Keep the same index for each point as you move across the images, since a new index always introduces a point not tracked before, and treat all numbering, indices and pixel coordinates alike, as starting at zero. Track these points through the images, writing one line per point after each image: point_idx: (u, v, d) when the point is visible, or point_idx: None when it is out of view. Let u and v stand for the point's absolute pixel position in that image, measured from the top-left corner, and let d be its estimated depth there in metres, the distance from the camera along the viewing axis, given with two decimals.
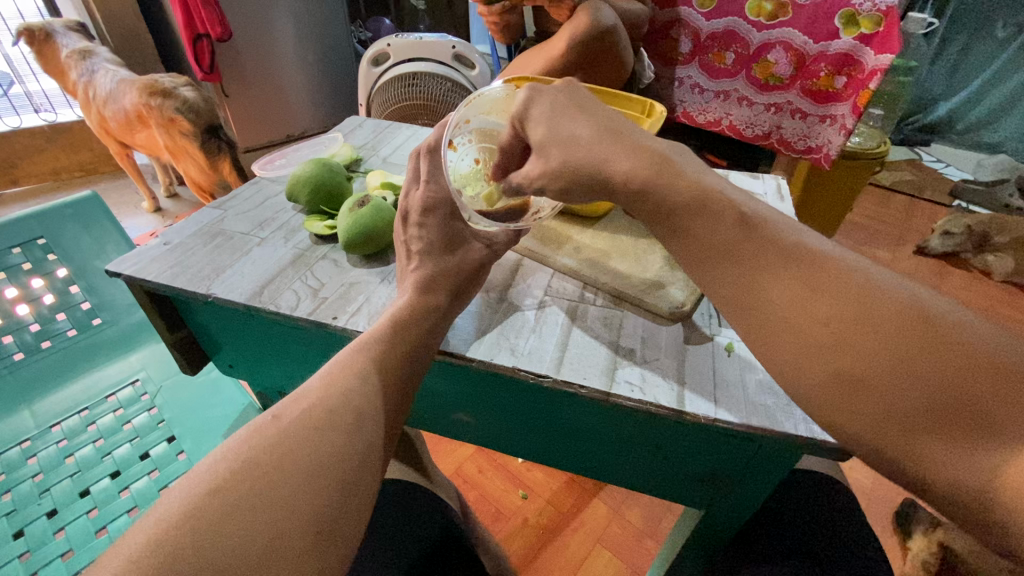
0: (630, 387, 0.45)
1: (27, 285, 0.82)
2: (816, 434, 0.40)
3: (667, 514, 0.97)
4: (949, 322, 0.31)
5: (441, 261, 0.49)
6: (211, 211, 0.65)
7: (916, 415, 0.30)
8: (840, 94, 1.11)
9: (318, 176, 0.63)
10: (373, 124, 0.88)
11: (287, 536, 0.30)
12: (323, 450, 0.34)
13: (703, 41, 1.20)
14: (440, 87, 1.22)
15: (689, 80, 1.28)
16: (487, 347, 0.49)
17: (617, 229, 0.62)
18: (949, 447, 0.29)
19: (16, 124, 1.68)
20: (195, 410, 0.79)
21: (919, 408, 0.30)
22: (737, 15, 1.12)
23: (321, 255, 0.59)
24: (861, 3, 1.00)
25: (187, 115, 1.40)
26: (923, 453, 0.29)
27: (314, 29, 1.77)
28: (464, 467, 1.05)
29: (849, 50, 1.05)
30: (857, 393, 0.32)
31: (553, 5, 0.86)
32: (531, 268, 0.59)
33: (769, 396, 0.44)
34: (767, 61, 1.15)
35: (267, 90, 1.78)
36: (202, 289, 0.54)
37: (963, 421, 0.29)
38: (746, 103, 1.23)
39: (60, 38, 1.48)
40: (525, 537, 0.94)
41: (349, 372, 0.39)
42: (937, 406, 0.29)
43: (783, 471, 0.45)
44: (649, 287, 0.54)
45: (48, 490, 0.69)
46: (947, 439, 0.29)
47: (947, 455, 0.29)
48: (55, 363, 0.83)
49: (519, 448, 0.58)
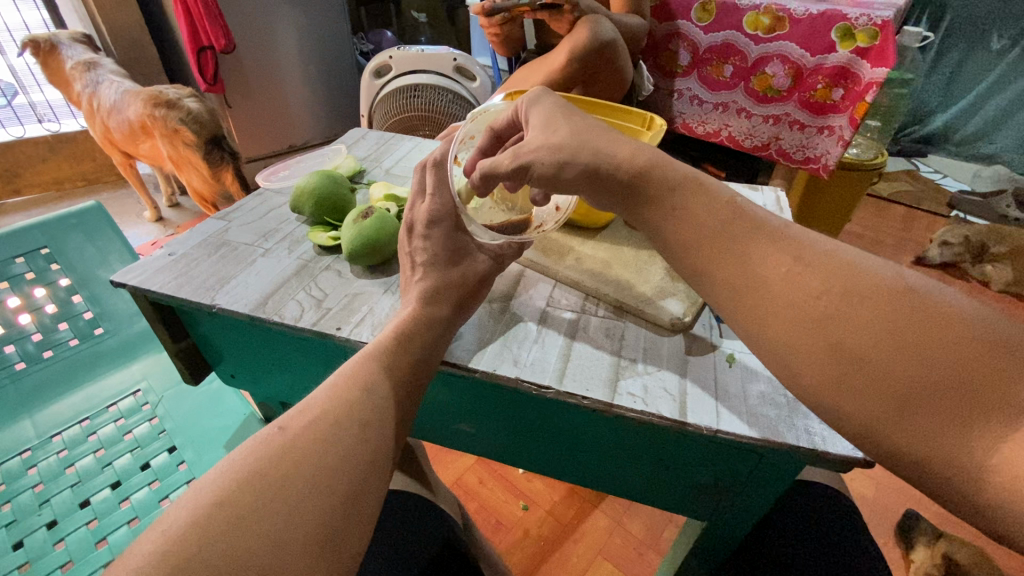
0: (633, 398, 0.45)
1: (29, 295, 0.81)
2: (818, 445, 0.41)
3: (669, 525, 0.96)
4: (940, 310, 0.31)
5: (445, 271, 0.50)
6: (216, 222, 0.66)
7: (916, 406, 0.30)
8: (838, 106, 1.12)
9: (321, 187, 0.64)
10: (376, 136, 0.89)
11: (294, 548, 0.31)
12: (329, 458, 0.34)
13: (702, 54, 1.22)
14: (441, 98, 1.24)
15: (688, 92, 1.29)
16: (490, 358, 0.49)
17: (618, 240, 0.63)
18: (954, 446, 0.29)
19: (20, 134, 1.70)
20: (197, 420, 0.79)
21: (921, 399, 0.30)
22: (735, 29, 1.15)
23: (325, 266, 0.59)
24: (856, 16, 1.02)
25: (191, 126, 1.42)
26: (930, 446, 0.29)
27: (316, 41, 1.79)
28: (465, 478, 1.05)
29: (845, 62, 1.07)
30: (857, 397, 0.31)
31: (554, 18, 0.87)
32: (533, 279, 0.59)
33: (770, 407, 0.44)
34: (764, 74, 1.16)
35: (269, 101, 1.79)
36: (206, 299, 0.54)
37: (965, 408, 0.29)
38: (745, 114, 1.24)
39: (65, 50, 1.50)
40: (526, 548, 0.94)
41: (355, 381, 0.39)
42: (936, 401, 0.29)
43: (785, 482, 0.45)
44: (651, 297, 0.54)
45: (48, 501, 0.68)
46: (950, 428, 0.29)
47: (950, 449, 0.29)
48: (57, 372, 0.84)
49: (521, 459, 0.58)
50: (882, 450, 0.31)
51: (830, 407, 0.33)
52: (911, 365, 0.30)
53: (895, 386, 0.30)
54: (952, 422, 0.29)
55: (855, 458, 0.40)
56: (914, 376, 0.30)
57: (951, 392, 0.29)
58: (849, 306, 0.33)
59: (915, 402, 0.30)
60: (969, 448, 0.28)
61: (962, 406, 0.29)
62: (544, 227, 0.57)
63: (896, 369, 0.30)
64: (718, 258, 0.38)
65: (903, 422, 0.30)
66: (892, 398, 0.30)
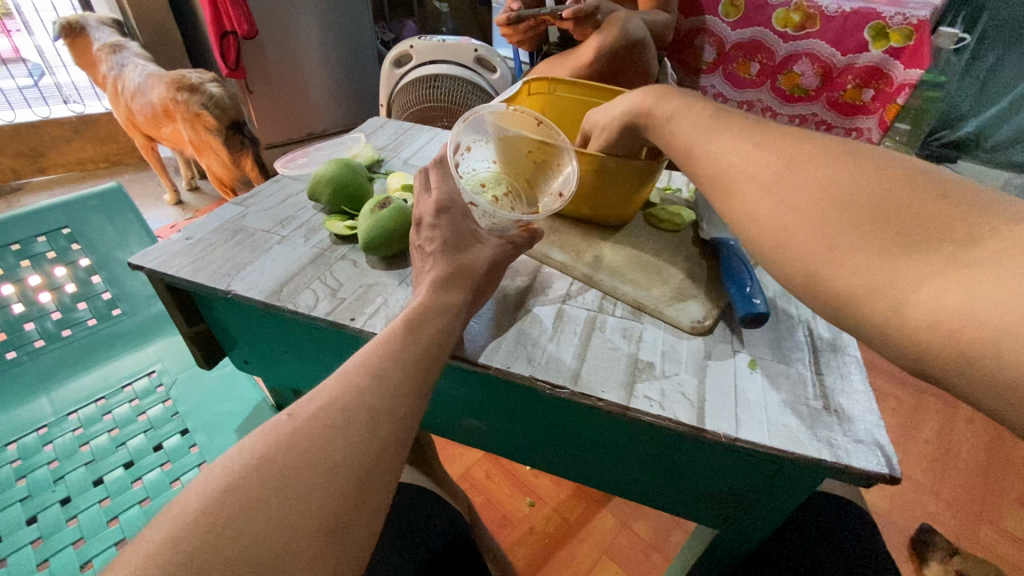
0: (650, 402, 0.44)
1: (50, 273, 0.82)
2: (840, 458, 0.40)
3: (677, 528, 0.96)
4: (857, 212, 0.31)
5: (455, 259, 0.48)
6: (233, 208, 0.66)
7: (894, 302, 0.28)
8: (868, 107, 1.24)
9: (340, 175, 0.63)
10: (395, 125, 0.89)
11: (302, 536, 0.30)
12: (335, 450, 0.33)
13: (728, 50, 1.34)
14: (461, 89, 1.23)
15: (713, 89, 1.42)
16: (503, 355, 0.48)
17: (637, 241, 0.62)
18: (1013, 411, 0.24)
19: (46, 114, 1.73)
20: (209, 404, 0.80)
21: (981, 218, 0.28)
22: (763, 26, 1.26)
23: (341, 255, 0.59)
24: (891, 17, 1.11)
25: (212, 111, 1.42)
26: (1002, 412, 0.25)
27: (339, 29, 1.79)
28: (472, 471, 1.04)
29: (878, 63, 1.17)
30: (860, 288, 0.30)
31: (578, 28, 0.90)
32: (550, 276, 0.58)
33: (792, 417, 0.43)
34: (792, 73, 1.29)
35: (289, 88, 1.79)
36: (222, 285, 0.54)
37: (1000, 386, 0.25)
38: (770, 112, 1.37)
39: (93, 32, 1.51)
40: (532, 545, 0.93)
41: (364, 370, 0.38)
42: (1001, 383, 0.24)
43: (803, 493, 0.44)
44: (670, 299, 0.54)
45: (63, 477, 0.69)
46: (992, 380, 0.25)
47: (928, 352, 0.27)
48: (75, 351, 0.85)
49: (532, 458, 0.57)
50: (872, 318, 0.29)
51: (840, 274, 0.30)
52: (972, 220, 0.28)
53: (942, 213, 0.29)
54: (978, 235, 0.27)
55: (878, 472, 0.39)
56: (973, 187, 0.29)
57: (967, 195, 0.29)
58: (845, 164, 0.33)
59: (937, 228, 0.28)
60: (966, 257, 0.27)
61: (994, 215, 0.28)
62: (548, 213, 0.55)
63: (938, 190, 0.30)
64: (762, 262, 0.35)
65: (983, 387, 0.25)
66: (975, 367, 0.25)
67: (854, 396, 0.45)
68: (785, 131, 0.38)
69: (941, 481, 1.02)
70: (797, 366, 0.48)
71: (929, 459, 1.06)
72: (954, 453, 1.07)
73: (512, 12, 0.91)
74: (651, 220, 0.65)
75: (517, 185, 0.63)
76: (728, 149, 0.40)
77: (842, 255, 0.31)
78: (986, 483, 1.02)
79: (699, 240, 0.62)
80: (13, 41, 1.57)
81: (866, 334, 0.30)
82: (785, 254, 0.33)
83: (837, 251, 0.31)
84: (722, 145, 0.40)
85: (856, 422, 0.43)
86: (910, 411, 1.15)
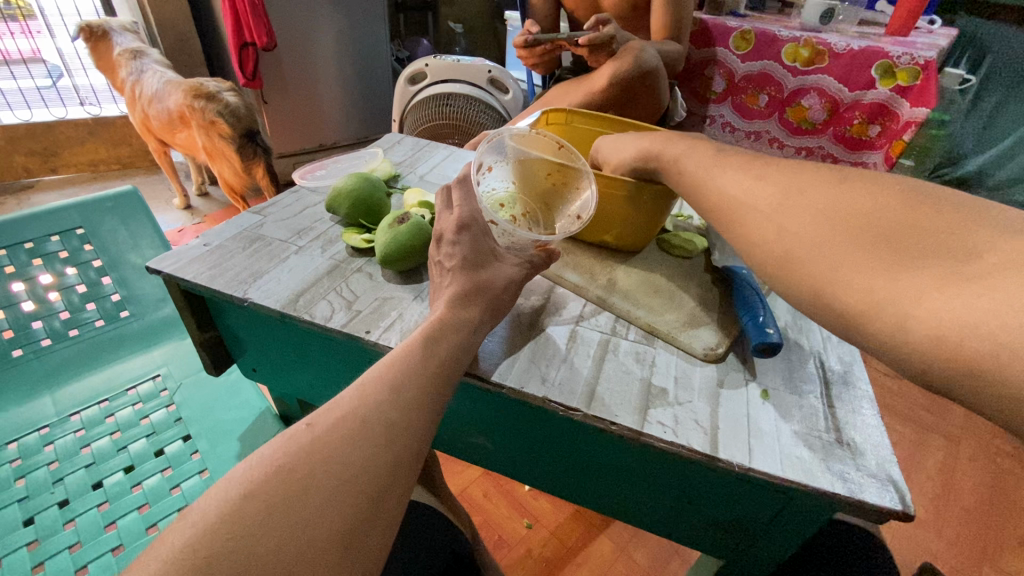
0: (663, 428, 0.44)
1: (61, 273, 0.83)
2: (854, 492, 0.39)
3: (675, 556, 0.94)
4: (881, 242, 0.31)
5: (474, 276, 0.49)
6: (252, 216, 0.67)
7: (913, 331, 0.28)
8: (874, 143, 1.26)
9: (359, 189, 0.64)
10: (412, 142, 0.90)
11: (319, 549, 0.30)
12: (354, 462, 0.33)
13: (738, 82, 1.37)
14: (473, 108, 1.25)
15: (722, 118, 1.45)
16: (517, 373, 0.48)
17: (650, 266, 0.63)
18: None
19: (62, 115, 1.76)
20: (213, 410, 0.80)
21: (979, 230, 0.29)
22: (772, 59, 1.29)
23: (357, 268, 0.60)
24: (898, 56, 1.13)
25: (228, 119, 1.45)
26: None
27: (356, 45, 1.83)
28: (470, 490, 1.03)
29: (885, 100, 1.19)
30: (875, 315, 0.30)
31: (593, 55, 0.92)
32: (563, 297, 0.59)
33: (805, 449, 0.43)
34: (800, 106, 1.31)
35: (304, 100, 1.82)
36: (239, 292, 0.54)
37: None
38: (778, 143, 1.40)
39: (115, 36, 1.54)
40: (527, 567, 0.92)
41: (382, 383, 0.38)
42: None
43: (813, 527, 0.43)
44: (683, 325, 0.54)
45: (62, 479, 0.69)
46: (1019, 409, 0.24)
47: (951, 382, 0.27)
48: (80, 351, 0.85)
49: (539, 479, 0.57)
50: (875, 331, 0.30)
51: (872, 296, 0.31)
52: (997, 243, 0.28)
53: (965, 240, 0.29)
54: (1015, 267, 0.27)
55: (891, 508, 0.39)
56: (973, 203, 0.31)
57: (992, 228, 0.29)
58: (875, 199, 0.34)
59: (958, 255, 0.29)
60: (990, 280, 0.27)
61: (997, 228, 0.29)
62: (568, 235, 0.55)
63: (961, 220, 0.30)
64: (784, 290, 0.36)
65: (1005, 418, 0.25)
66: (987, 384, 0.25)
67: (866, 430, 0.45)
68: (795, 167, 0.39)
69: (942, 518, 1.01)
70: (808, 398, 0.48)
71: (930, 496, 1.05)
72: (955, 491, 1.06)
73: (530, 36, 0.94)
74: (664, 246, 0.66)
75: (530, 207, 0.63)
76: (740, 181, 0.41)
77: (864, 280, 0.31)
78: (989, 523, 1.01)
79: (711, 268, 0.63)
80: (34, 42, 1.60)
81: (868, 345, 0.31)
82: (806, 284, 0.33)
83: (859, 283, 0.31)
84: (747, 172, 0.41)
85: (868, 455, 0.43)
86: (912, 446, 1.14)
